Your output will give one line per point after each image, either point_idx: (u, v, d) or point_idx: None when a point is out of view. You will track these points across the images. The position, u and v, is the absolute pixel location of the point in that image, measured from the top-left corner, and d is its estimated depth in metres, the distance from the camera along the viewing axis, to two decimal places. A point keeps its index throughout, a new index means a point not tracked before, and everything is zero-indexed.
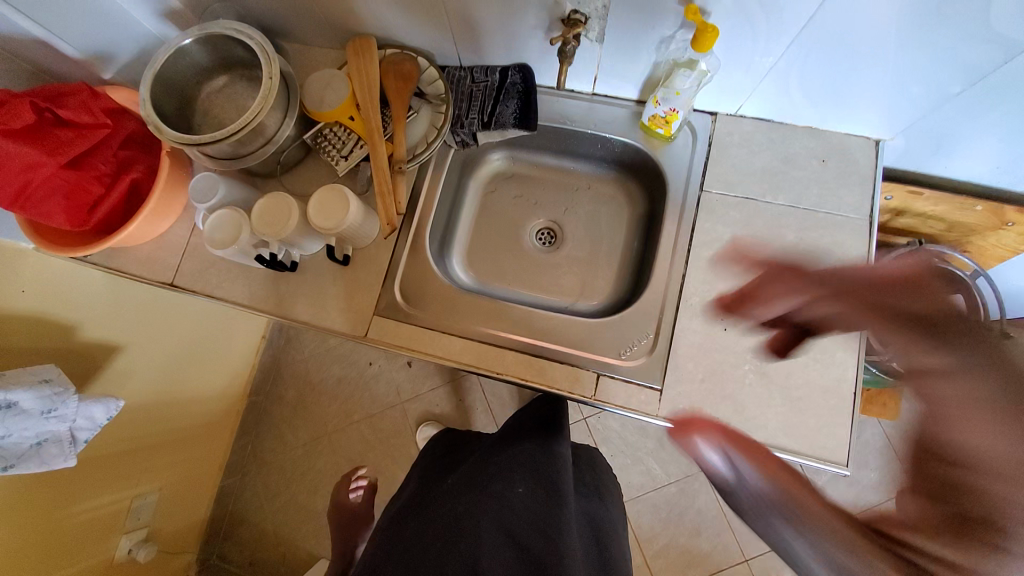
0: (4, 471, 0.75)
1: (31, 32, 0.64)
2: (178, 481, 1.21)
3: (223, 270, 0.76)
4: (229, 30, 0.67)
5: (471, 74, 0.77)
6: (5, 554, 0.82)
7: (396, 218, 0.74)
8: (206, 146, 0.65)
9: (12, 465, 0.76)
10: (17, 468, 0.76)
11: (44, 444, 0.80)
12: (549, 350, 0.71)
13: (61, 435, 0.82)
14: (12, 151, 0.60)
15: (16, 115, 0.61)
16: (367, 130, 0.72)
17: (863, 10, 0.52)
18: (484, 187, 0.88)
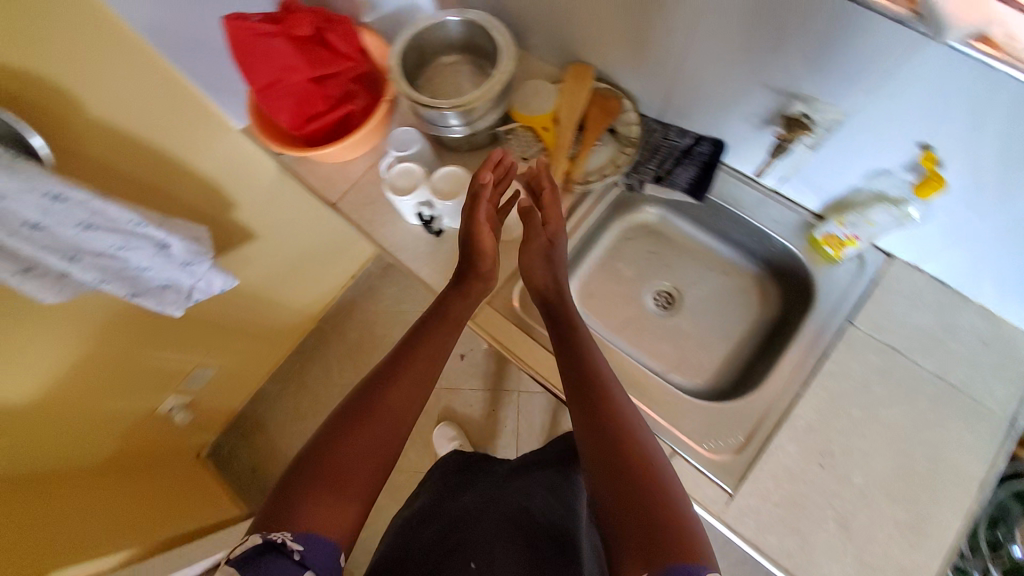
0: (130, 296, 0.86)
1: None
2: (234, 367, 1.32)
3: (379, 211, 0.83)
4: (485, 22, 0.74)
5: (665, 130, 0.79)
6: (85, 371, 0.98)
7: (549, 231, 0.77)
8: (425, 107, 0.73)
9: (138, 294, 0.86)
10: (139, 299, 0.87)
11: (166, 289, 0.90)
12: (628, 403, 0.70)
13: (179, 289, 0.93)
14: (282, 52, 0.70)
15: (298, 26, 0.71)
16: (555, 144, 0.77)
17: None
18: (626, 230, 0.88)
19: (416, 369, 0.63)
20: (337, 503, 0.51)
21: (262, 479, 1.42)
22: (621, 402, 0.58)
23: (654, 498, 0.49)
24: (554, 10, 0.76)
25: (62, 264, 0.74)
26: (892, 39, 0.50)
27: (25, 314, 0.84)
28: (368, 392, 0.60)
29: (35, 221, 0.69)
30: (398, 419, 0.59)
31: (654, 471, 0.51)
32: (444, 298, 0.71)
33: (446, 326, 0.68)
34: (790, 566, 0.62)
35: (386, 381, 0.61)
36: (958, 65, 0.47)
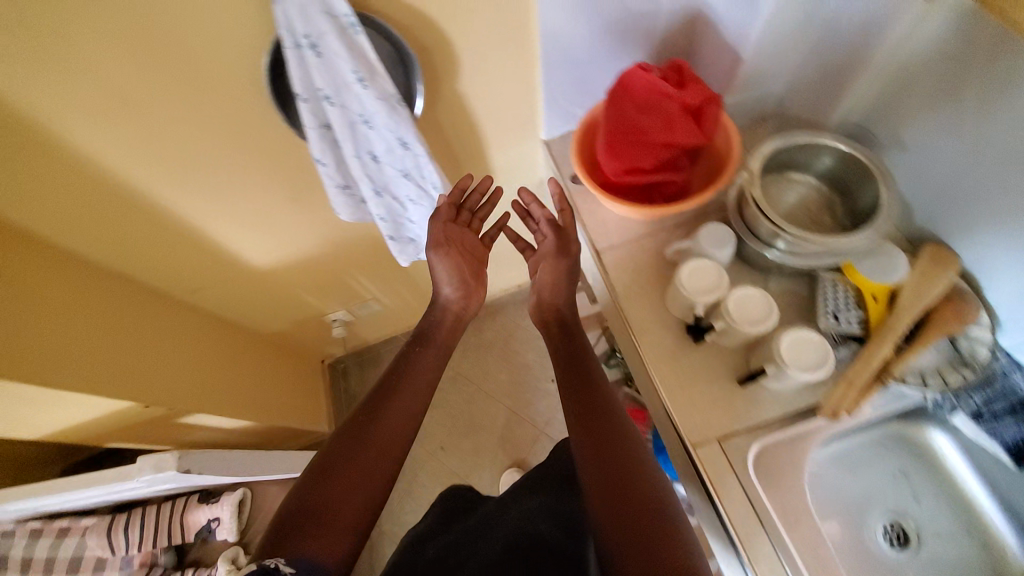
0: (388, 237, 0.94)
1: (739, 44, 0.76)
2: (394, 311, 1.44)
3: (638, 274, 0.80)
4: (878, 169, 0.67)
5: (1011, 370, 0.67)
6: (309, 268, 1.12)
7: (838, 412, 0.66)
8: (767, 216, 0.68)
9: (394, 238, 0.94)
10: (393, 243, 0.94)
11: (412, 243, 0.98)
12: None
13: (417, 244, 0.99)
14: (652, 114, 0.70)
15: (683, 97, 0.69)
16: (880, 319, 0.68)
17: None
18: (891, 437, 0.76)
19: (402, 390, 0.71)
20: (328, 534, 0.58)
21: None
22: (615, 419, 0.63)
23: (646, 509, 0.53)
24: (955, 184, 0.68)
25: (370, 194, 0.83)
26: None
27: (312, 208, 0.96)
28: (357, 425, 0.66)
29: (378, 153, 0.77)
30: (381, 451, 0.65)
31: (645, 484, 0.56)
32: (435, 325, 0.80)
33: (435, 354, 0.78)
34: None
35: (372, 404, 0.69)
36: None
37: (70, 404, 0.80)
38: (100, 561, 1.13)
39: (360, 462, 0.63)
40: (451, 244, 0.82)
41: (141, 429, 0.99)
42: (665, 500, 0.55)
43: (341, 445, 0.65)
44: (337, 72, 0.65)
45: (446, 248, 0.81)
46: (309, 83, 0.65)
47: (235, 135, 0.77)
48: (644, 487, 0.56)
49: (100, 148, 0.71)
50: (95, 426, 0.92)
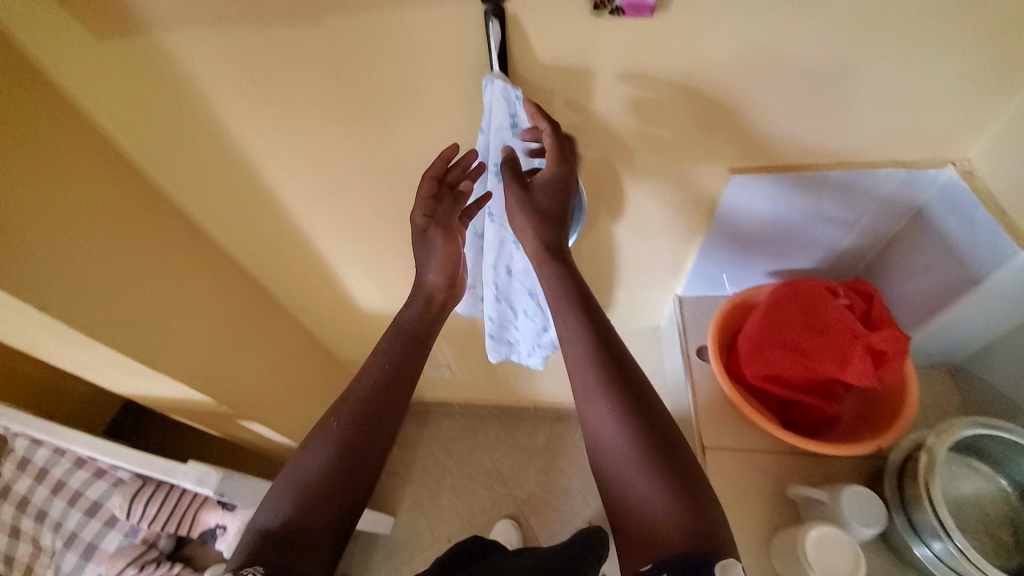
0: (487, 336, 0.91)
1: (938, 275, 0.70)
2: (461, 381, 1.43)
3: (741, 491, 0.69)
4: None
5: None
6: None
7: None
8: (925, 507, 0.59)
9: (492, 338, 0.91)
10: (490, 342, 0.92)
11: (506, 345, 0.95)
12: None
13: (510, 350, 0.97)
14: (816, 338, 0.63)
15: (859, 334, 0.60)
16: None
17: None
18: None
19: (379, 386, 0.66)
20: (306, 542, 0.56)
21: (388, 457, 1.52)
22: (619, 416, 0.56)
23: (667, 514, 0.51)
24: None
25: (490, 298, 0.82)
26: None
27: None
28: (325, 433, 0.62)
29: (514, 267, 0.77)
30: (354, 452, 0.62)
31: (665, 484, 0.52)
32: (424, 318, 0.71)
33: (411, 339, 0.70)
34: None
35: (352, 410, 0.64)
36: None
37: (157, 381, 0.85)
38: (110, 518, 1.15)
39: (348, 463, 0.61)
40: (437, 227, 0.65)
41: (203, 417, 1.04)
42: (688, 490, 0.52)
43: (317, 455, 0.61)
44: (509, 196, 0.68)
45: (431, 235, 0.65)
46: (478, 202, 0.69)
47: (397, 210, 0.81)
48: (664, 486, 0.52)
49: (286, 187, 0.78)
50: (170, 403, 0.97)
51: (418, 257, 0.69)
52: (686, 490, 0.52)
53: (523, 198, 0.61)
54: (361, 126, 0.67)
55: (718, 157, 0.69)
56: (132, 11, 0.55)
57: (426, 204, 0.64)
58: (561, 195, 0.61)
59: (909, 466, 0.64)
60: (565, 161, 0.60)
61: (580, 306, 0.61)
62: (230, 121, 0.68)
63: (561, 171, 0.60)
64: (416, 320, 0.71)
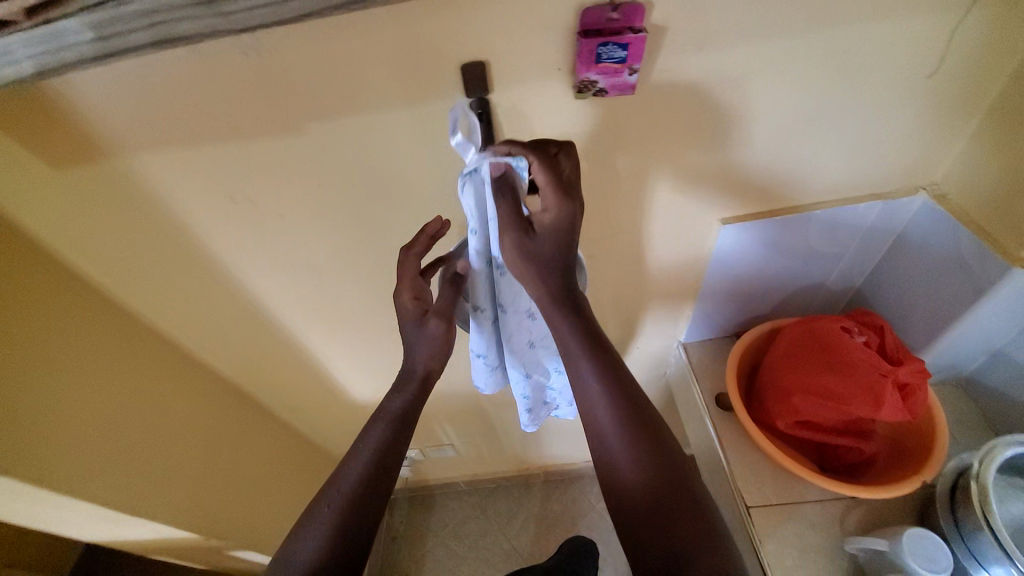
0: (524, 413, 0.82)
1: (935, 300, 0.69)
2: (463, 457, 1.34)
3: (801, 560, 0.65)
4: None
5: None
6: None
7: None
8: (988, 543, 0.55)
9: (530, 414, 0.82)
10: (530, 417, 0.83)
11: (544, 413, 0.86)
12: None
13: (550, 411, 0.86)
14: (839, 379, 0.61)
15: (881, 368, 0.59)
16: None
17: None
18: None
19: (368, 474, 0.59)
20: None
21: (395, 555, 1.39)
22: (623, 437, 0.51)
23: (672, 536, 0.48)
24: None
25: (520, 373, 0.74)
26: None
27: None
28: (308, 528, 0.56)
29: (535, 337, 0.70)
30: (343, 548, 0.56)
31: (669, 505, 0.49)
32: (417, 401, 0.63)
33: (401, 419, 0.62)
34: None
35: (341, 499, 0.58)
36: None
37: (135, 527, 0.75)
38: None
39: (341, 549, 0.55)
40: (435, 316, 0.59)
41: (186, 553, 0.91)
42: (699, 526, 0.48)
43: (301, 548, 0.55)
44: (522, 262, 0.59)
45: (427, 320, 0.59)
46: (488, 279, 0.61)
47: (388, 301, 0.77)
48: (673, 516, 0.48)
49: (268, 294, 0.74)
50: (149, 546, 0.86)
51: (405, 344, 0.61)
52: (704, 534, 0.48)
53: (520, 238, 0.50)
54: (345, 224, 0.64)
55: (707, 211, 0.69)
56: (96, 142, 0.52)
57: (414, 285, 0.59)
58: (565, 240, 0.51)
59: (958, 496, 0.61)
60: (570, 199, 0.48)
61: (577, 324, 0.53)
62: (206, 236, 0.64)
63: (569, 214, 0.49)
64: (408, 404, 0.63)
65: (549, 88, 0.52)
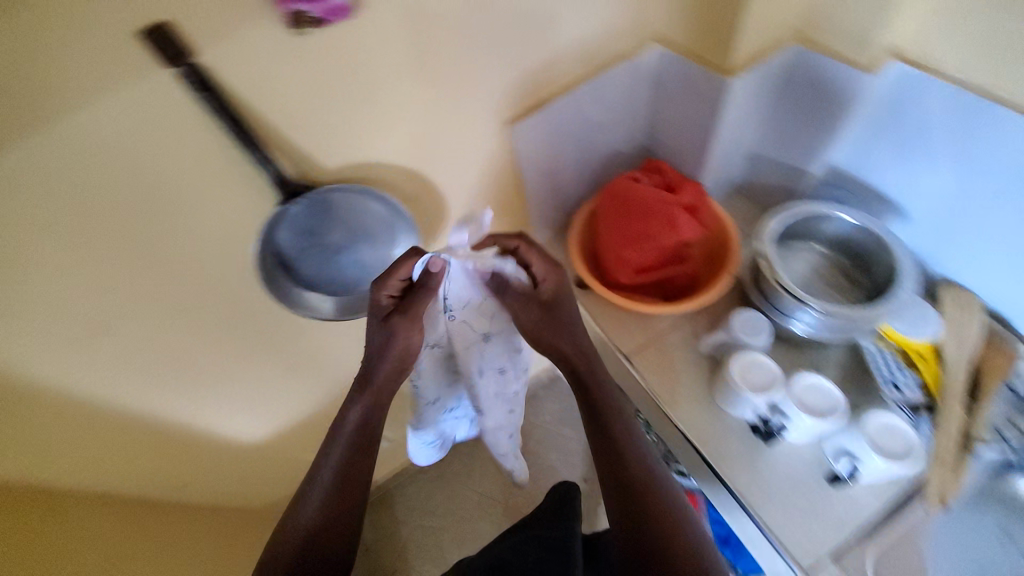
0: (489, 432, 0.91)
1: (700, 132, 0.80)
2: (397, 444, 1.31)
3: (683, 379, 0.74)
4: (886, 235, 0.68)
5: None
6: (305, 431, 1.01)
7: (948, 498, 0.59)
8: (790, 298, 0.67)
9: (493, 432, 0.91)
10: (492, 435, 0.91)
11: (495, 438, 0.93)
12: None
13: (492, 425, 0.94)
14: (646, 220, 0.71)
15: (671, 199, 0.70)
16: (941, 382, 0.64)
17: None
18: (984, 498, 0.69)
19: (341, 471, 0.70)
20: None
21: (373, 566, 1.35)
22: (593, 384, 0.74)
23: (629, 432, 0.72)
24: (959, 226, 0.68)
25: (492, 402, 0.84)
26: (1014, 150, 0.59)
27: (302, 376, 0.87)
28: (297, 529, 0.68)
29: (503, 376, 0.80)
30: (328, 525, 0.69)
31: (625, 418, 0.73)
32: (374, 405, 0.71)
33: (362, 422, 0.71)
34: None
35: (319, 497, 0.69)
36: None
37: None
38: None
39: (329, 532, 0.68)
40: (399, 314, 0.65)
41: None
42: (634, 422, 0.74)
43: (294, 537, 0.68)
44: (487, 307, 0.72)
45: (394, 318, 0.65)
46: (444, 310, 0.70)
47: (210, 326, 0.68)
48: (628, 423, 0.73)
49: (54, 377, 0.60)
50: None
51: (371, 341, 0.68)
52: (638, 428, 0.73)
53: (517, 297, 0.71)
54: (101, 258, 0.54)
55: (493, 116, 0.70)
56: None
57: (395, 286, 0.64)
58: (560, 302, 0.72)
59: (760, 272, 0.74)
60: (558, 272, 0.70)
61: (560, 334, 0.72)
62: None
63: (558, 280, 0.71)
64: (365, 410, 0.71)
65: (258, 26, 0.47)
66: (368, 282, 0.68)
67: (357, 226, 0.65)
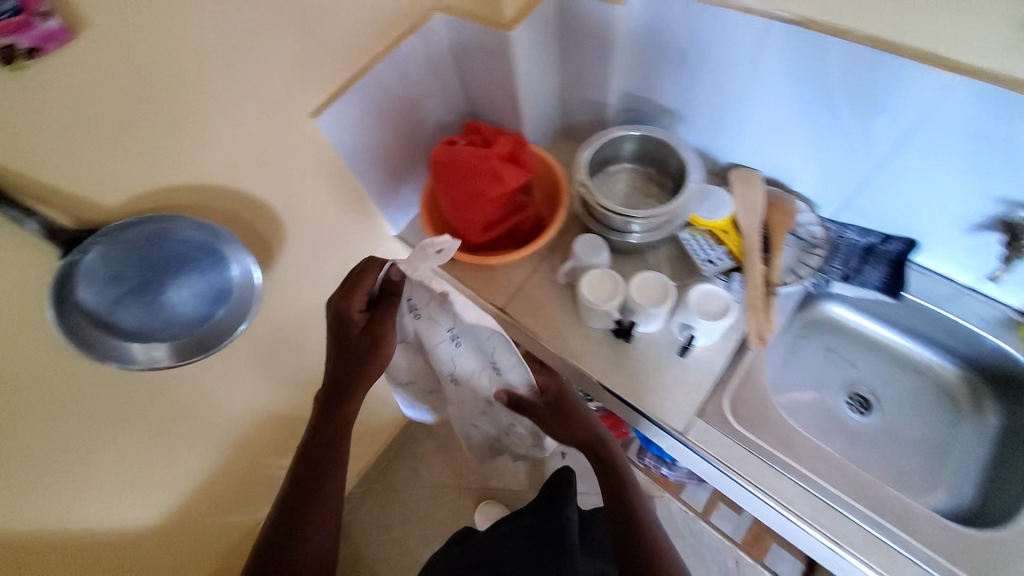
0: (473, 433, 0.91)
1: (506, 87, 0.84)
2: None
3: (554, 312, 0.81)
4: (669, 138, 0.78)
5: (844, 231, 0.79)
6: (220, 492, 0.96)
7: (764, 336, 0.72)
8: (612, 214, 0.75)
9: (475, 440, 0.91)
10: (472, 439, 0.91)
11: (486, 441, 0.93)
12: (852, 509, 0.64)
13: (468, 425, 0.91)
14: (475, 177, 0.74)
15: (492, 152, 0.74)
16: (740, 247, 0.77)
17: None
18: (804, 327, 0.84)
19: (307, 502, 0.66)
20: None
21: None
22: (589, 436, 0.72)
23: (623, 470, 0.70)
24: (727, 115, 0.79)
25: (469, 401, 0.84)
26: (742, 39, 0.68)
27: (181, 435, 0.80)
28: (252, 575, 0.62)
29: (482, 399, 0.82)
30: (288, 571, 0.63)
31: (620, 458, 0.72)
32: (337, 426, 0.69)
33: (333, 450, 0.68)
34: None
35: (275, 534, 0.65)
36: (768, 33, 0.66)
37: None
38: None
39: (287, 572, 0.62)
40: (375, 320, 0.69)
41: None
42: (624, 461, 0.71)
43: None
44: (451, 323, 0.73)
45: (369, 322, 0.69)
46: (410, 311, 0.73)
47: (39, 421, 0.61)
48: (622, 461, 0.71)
49: None
50: None
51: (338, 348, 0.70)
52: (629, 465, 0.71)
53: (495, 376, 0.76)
54: None
55: (290, 114, 0.68)
56: None
57: (363, 296, 0.69)
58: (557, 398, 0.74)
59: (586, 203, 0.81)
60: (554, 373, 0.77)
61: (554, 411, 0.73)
62: None
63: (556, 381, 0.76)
64: (334, 430, 0.69)
65: None
66: (209, 310, 0.64)
67: (170, 260, 0.60)
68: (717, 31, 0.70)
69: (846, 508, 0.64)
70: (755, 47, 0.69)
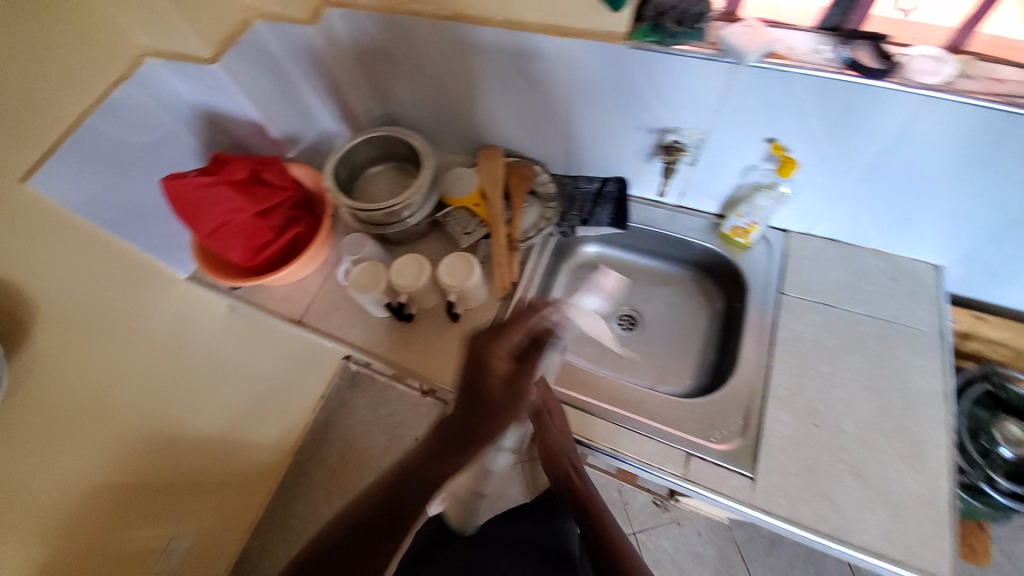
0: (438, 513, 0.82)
1: (251, 114, 0.88)
2: (210, 529, 1.21)
3: (346, 313, 0.86)
4: (400, 131, 0.86)
5: (575, 181, 0.92)
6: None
7: (510, 286, 0.84)
8: (361, 212, 0.81)
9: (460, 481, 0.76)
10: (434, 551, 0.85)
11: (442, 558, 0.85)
12: (601, 411, 0.75)
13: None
14: (226, 199, 0.76)
15: (235, 172, 0.77)
16: (489, 215, 0.87)
17: (899, 168, 0.67)
18: (573, 272, 0.97)
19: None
20: None
21: None
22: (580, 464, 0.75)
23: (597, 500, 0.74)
24: (453, 101, 0.89)
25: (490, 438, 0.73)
26: (426, 34, 0.78)
27: None
28: None
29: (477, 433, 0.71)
30: None
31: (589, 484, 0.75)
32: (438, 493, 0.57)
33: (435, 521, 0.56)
34: (829, 530, 0.64)
35: None
36: (440, 25, 0.75)
37: None
38: None
39: None
40: (526, 355, 0.63)
41: None
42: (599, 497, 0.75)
43: None
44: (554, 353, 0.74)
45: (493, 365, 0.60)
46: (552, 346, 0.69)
47: None
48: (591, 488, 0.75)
49: None
50: None
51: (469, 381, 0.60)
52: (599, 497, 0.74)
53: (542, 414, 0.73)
54: None
55: None
56: None
57: (505, 343, 0.61)
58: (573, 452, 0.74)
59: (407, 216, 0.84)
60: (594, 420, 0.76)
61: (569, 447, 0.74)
62: None
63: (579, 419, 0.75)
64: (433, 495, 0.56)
65: None
66: None
67: None
68: (406, 30, 0.79)
69: (594, 412, 0.75)
70: (438, 38, 0.78)
